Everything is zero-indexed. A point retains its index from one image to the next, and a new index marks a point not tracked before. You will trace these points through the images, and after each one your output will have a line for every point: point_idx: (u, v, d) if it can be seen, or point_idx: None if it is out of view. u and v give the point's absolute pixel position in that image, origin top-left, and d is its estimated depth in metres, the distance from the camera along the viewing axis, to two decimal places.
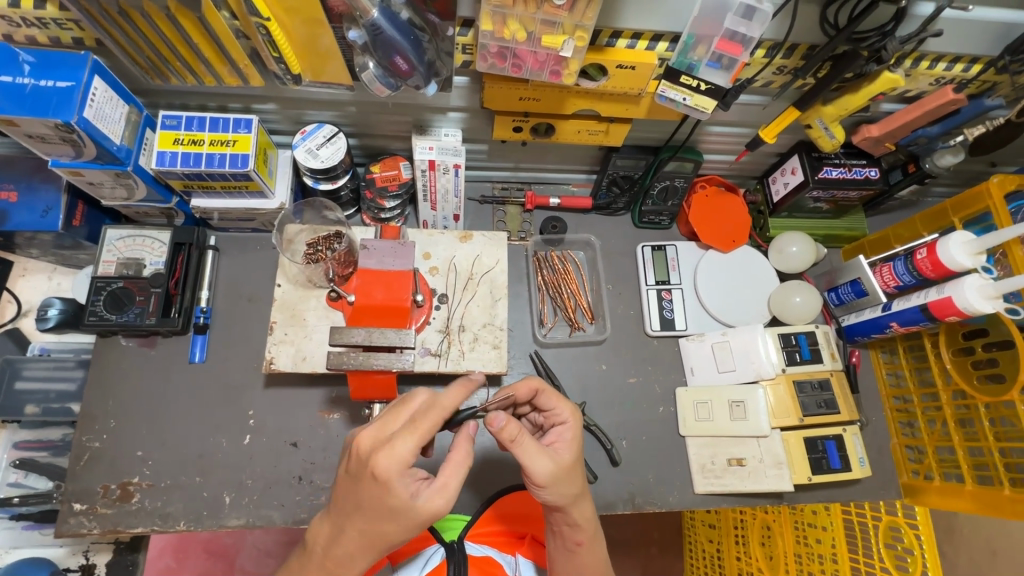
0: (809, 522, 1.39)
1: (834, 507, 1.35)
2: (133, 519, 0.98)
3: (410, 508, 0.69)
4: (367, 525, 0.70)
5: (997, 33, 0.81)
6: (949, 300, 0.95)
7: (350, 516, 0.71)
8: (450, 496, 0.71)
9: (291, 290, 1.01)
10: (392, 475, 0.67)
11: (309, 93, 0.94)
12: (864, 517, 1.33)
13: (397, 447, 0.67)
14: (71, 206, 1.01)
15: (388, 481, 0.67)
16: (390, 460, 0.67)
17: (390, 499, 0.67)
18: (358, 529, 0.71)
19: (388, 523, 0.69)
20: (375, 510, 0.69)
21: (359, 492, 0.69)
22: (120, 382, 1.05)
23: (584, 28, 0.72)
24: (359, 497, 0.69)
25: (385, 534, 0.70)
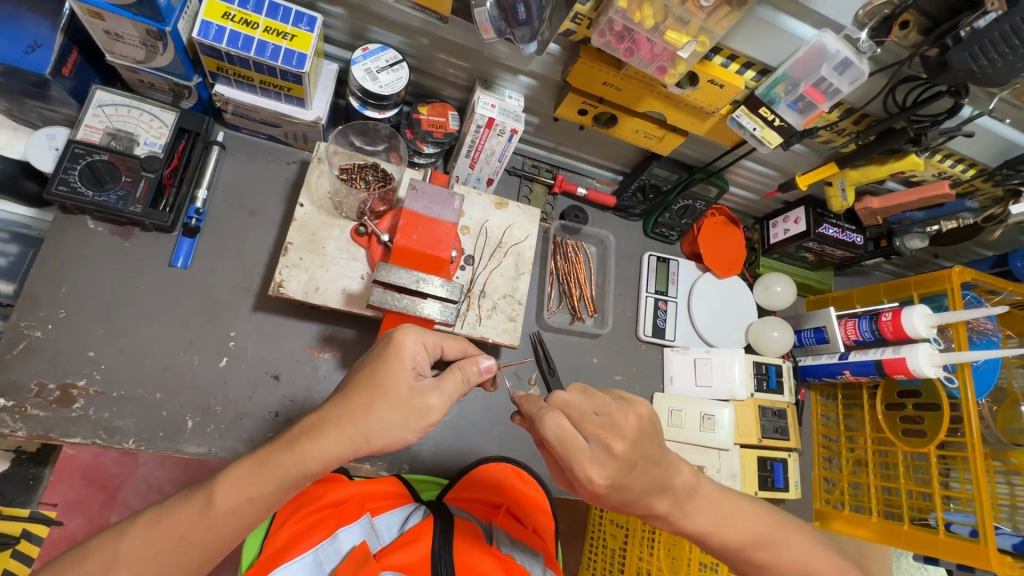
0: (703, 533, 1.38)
1: None
2: (71, 427, 0.85)
3: (408, 389, 0.65)
4: (352, 398, 0.65)
5: (1003, 148, 0.96)
6: (902, 360, 1.10)
7: (341, 388, 0.67)
8: (446, 395, 0.67)
9: (313, 213, 0.93)
10: (409, 345, 0.67)
11: (391, 9, 0.87)
12: None
13: (426, 334, 0.70)
14: (64, 51, 0.85)
15: (400, 351, 0.67)
16: (412, 334, 0.69)
17: (395, 366, 0.65)
18: (343, 395, 0.66)
19: (374, 391, 0.65)
20: (376, 384, 0.65)
21: (369, 361, 0.67)
22: (79, 270, 0.90)
23: (710, 35, 0.74)
24: (361, 365, 0.68)
25: (372, 414, 0.64)
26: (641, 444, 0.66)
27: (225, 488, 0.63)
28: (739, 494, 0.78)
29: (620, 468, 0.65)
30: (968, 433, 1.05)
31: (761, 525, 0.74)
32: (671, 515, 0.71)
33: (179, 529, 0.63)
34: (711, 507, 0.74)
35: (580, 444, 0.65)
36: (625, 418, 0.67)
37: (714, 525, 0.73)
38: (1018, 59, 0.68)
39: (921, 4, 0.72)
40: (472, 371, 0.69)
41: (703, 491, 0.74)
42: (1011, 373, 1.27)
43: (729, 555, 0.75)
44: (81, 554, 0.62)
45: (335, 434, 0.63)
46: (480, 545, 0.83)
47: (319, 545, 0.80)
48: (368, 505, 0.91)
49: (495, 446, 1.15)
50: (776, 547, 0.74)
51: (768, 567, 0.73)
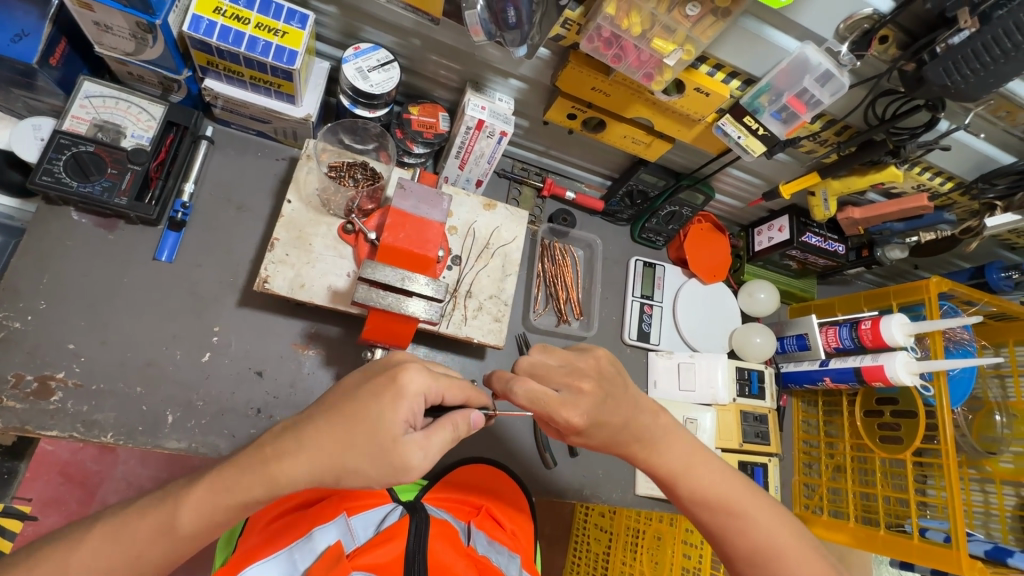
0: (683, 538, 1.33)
1: None
2: (48, 420, 0.84)
3: (392, 440, 0.59)
4: (335, 430, 0.60)
5: (978, 162, 0.99)
6: (880, 367, 1.12)
7: (326, 415, 0.61)
8: (428, 454, 0.61)
9: (301, 210, 0.93)
10: (408, 392, 0.61)
11: (384, 9, 0.88)
12: None
13: (431, 381, 0.64)
14: (52, 41, 0.84)
15: (399, 395, 0.61)
16: (415, 378, 0.63)
17: (387, 410, 0.60)
18: (328, 424, 0.61)
19: (360, 435, 0.59)
20: (360, 424, 0.60)
21: (362, 393, 0.62)
22: (62, 262, 0.90)
23: (695, 44, 0.76)
24: (352, 396, 0.62)
25: (347, 458, 0.59)
26: (603, 382, 0.71)
27: (190, 510, 0.59)
28: (716, 457, 0.77)
29: (593, 404, 0.69)
30: (942, 440, 1.07)
31: (732, 491, 0.73)
32: (645, 451, 0.74)
33: (137, 547, 0.58)
34: (683, 452, 0.75)
35: (552, 394, 0.68)
36: (586, 362, 0.72)
37: (683, 466, 0.74)
38: (990, 76, 0.70)
39: (899, 20, 0.74)
40: (462, 428, 0.65)
41: (675, 433, 0.77)
42: (987, 382, 1.30)
43: (696, 509, 0.74)
44: (31, 564, 0.56)
45: (307, 466, 0.59)
46: (454, 547, 0.83)
47: (293, 545, 0.79)
48: (346, 504, 0.89)
49: (478, 447, 1.15)
50: (744, 513, 0.71)
51: (733, 534, 0.71)
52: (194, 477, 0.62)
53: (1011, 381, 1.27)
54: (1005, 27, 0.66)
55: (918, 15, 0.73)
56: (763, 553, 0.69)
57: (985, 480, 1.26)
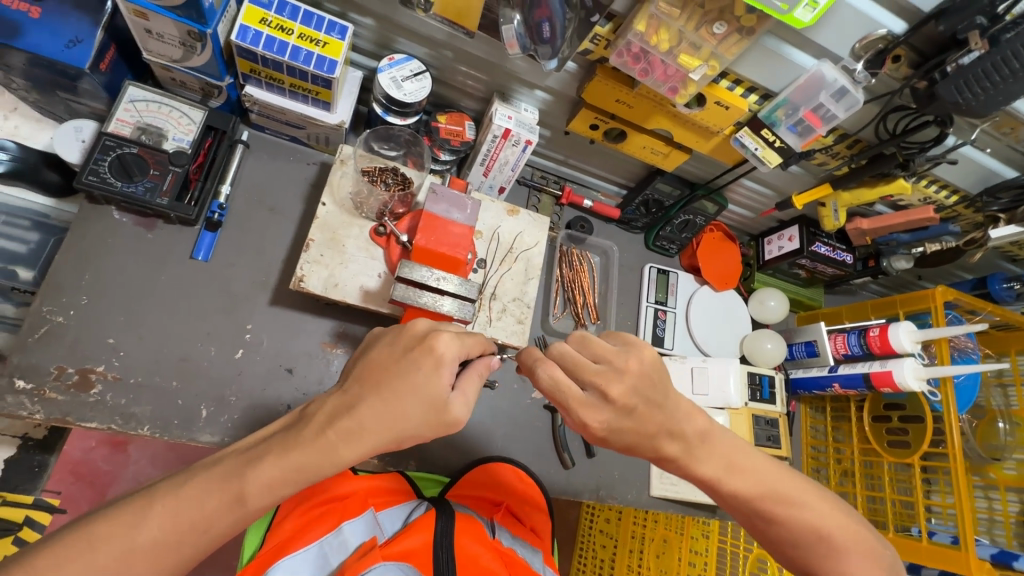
0: (688, 547, 1.29)
1: (714, 534, 1.25)
2: (87, 412, 0.86)
3: (441, 403, 0.62)
4: (388, 407, 0.61)
5: (984, 176, 1.04)
6: (889, 373, 1.15)
7: (367, 392, 0.62)
8: (469, 406, 0.66)
9: (335, 212, 0.96)
10: (447, 359, 0.63)
11: (420, 23, 0.92)
12: (737, 547, 1.26)
13: (461, 343, 0.66)
14: (103, 47, 0.88)
15: (440, 362, 0.63)
16: (448, 342, 0.65)
17: (428, 378, 0.62)
18: (381, 401, 0.61)
19: (415, 405, 0.61)
20: (405, 394, 0.61)
21: (399, 366, 0.63)
22: (103, 259, 0.93)
23: (720, 60, 0.80)
24: (395, 371, 0.63)
25: (400, 428, 0.61)
26: (643, 389, 0.69)
27: (259, 486, 0.56)
28: (755, 449, 0.75)
29: (616, 413, 0.69)
30: (949, 444, 1.10)
31: (776, 479, 0.71)
32: (681, 459, 0.71)
33: (206, 520, 0.55)
34: (723, 452, 0.72)
35: (575, 392, 0.70)
36: (625, 363, 0.70)
37: (725, 470, 0.71)
38: (998, 94, 0.75)
39: (912, 41, 0.78)
40: (485, 373, 0.70)
41: (716, 437, 0.73)
42: (991, 391, 1.33)
43: (740, 507, 0.73)
44: (92, 539, 0.52)
45: (372, 441, 0.60)
46: (481, 542, 0.84)
47: (323, 539, 0.79)
48: (372, 500, 0.91)
49: (497, 447, 1.17)
50: (791, 502, 0.70)
51: (782, 523, 0.70)
52: (252, 454, 0.59)
53: (1014, 390, 1.32)
54: (1013, 49, 0.71)
55: (929, 37, 0.78)
56: (813, 536, 0.69)
57: (990, 487, 1.29)
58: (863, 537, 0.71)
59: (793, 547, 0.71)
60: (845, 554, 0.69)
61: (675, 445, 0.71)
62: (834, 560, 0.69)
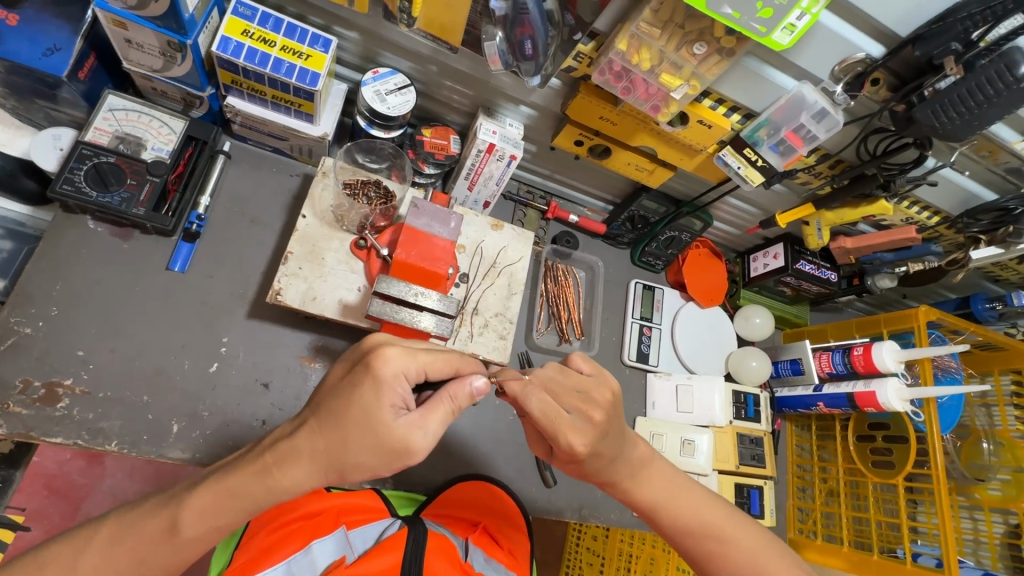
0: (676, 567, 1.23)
1: None
2: (53, 427, 0.83)
3: (384, 426, 0.59)
4: (326, 432, 0.59)
5: (963, 199, 1.05)
6: (872, 394, 1.15)
7: (315, 412, 0.61)
8: (429, 433, 0.61)
9: (315, 224, 0.95)
10: (386, 378, 0.59)
11: (405, 37, 0.92)
12: None
13: (408, 359, 0.61)
14: (82, 56, 0.87)
15: (378, 383, 0.59)
16: (393, 359, 0.60)
17: (366, 399, 0.59)
18: (321, 420, 0.60)
19: (352, 427, 0.58)
20: (340, 413, 0.59)
21: (342, 386, 0.60)
22: (76, 270, 0.91)
23: (701, 80, 0.80)
24: (336, 390, 0.61)
25: (349, 451, 0.58)
26: (613, 414, 0.70)
27: (192, 515, 0.58)
28: (693, 481, 0.79)
29: (598, 435, 0.68)
30: (933, 466, 1.09)
31: (715, 517, 0.75)
32: (623, 483, 0.74)
33: (143, 552, 0.59)
34: (664, 481, 0.76)
35: (563, 415, 0.68)
36: (603, 392, 0.69)
37: (665, 498, 0.75)
38: (973, 119, 0.75)
39: (890, 64, 0.79)
40: (461, 403, 0.65)
41: (656, 468, 0.77)
42: (974, 411, 1.33)
43: (678, 538, 0.75)
44: (41, 563, 0.57)
45: (311, 465, 0.59)
46: (453, 564, 0.82)
47: (291, 557, 0.78)
48: (344, 518, 0.89)
49: (478, 464, 1.15)
50: (725, 540, 0.73)
51: (717, 560, 0.73)
52: (196, 481, 0.61)
53: (998, 410, 1.32)
54: (989, 74, 0.71)
55: (908, 61, 0.78)
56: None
57: (975, 507, 1.28)
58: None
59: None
60: None
61: (621, 468, 0.73)
62: None
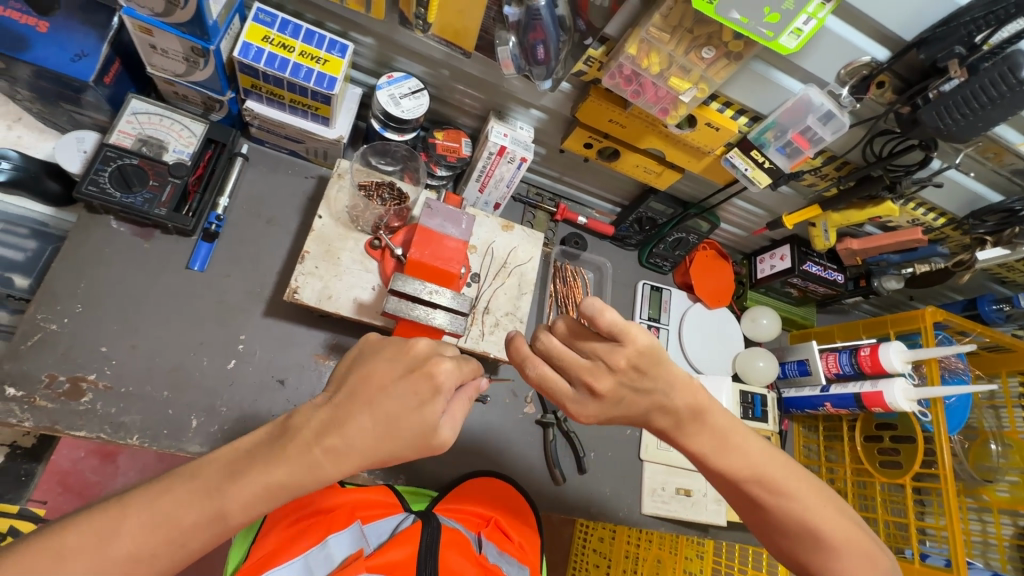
0: None
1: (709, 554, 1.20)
2: (77, 420, 0.86)
3: (432, 426, 0.62)
4: (377, 427, 0.60)
5: (969, 200, 1.07)
6: (880, 394, 1.16)
7: (362, 410, 0.60)
8: (456, 427, 0.67)
9: (330, 225, 0.98)
10: (446, 386, 0.63)
11: (419, 42, 0.94)
12: None
13: (461, 370, 0.65)
14: (108, 61, 0.90)
15: (437, 388, 0.62)
16: (448, 372, 0.63)
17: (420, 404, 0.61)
18: (371, 420, 0.60)
19: (406, 427, 0.61)
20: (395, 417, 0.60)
21: (397, 391, 0.61)
22: (99, 268, 0.94)
23: (709, 83, 0.82)
24: (390, 393, 0.61)
25: (391, 448, 0.61)
26: (632, 370, 0.66)
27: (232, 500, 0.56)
28: (752, 433, 0.75)
29: (603, 408, 0.70)
30: (941, 465, 1.10)
31: (771, 470, 0.73)
32: (670, 431, 0.73)
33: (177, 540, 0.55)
34: (715, 433, 0.73)
35: (564, 387, 0.71)
36: (615, 360, 0.66)
37: (713, 448, 0.73)
38: (977, 121, 0.76)
39: (895, 68, 0.81)
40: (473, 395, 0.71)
41: (709, 416, 0.72)
42: (982, 412, 1.33)
43: (729, 484, 0.75)
44: (62, 554, 0.51)
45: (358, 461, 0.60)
46: (468, 557, 0.84)
47: (308, 552, 0.79)
48: (359, 513, 0.90)
49: (488, 461, 1.17)
50: (779, 492, 0.72)
51: (768, 507, 0.73)
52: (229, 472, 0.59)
53: (1005, 411, 1.32)
54: (993, 76, 0.73)
55: (912, 65, 0.80)
56: (800, 526, 0.71)
57: (983, 509, 1.28)
58: (854, 537, 0.72)
59: (780, 532, 0.74)
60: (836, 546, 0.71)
61: (665, 419, 0.72)
62: (820, 549, 0.72)
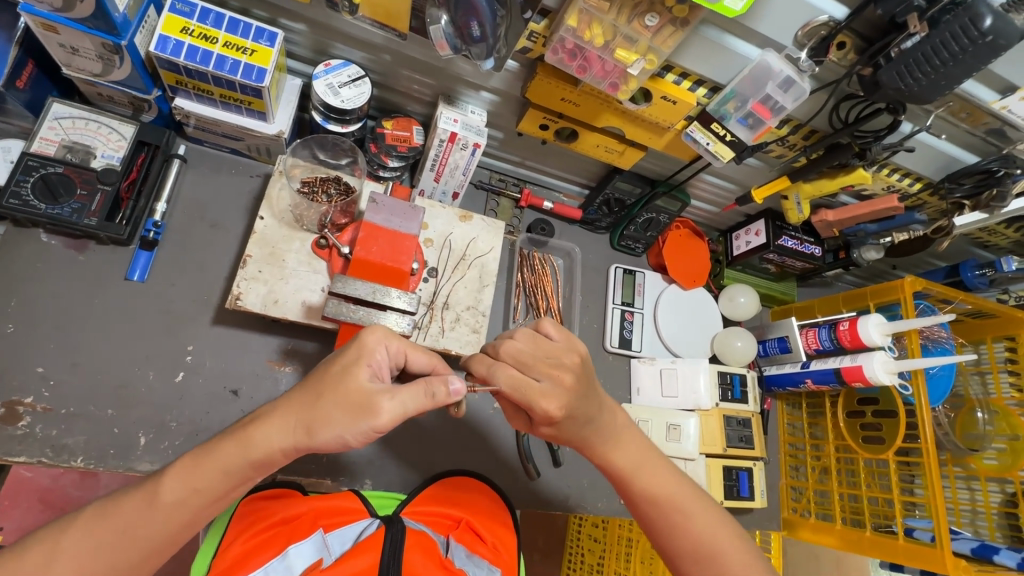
0: None
1: None
2: (16, 446, 0.82)
3: (356, 387, 0.61)
4: (307, 391, 0.63)
5: (944, 163, 1.01)
6: (859, 368, 1.12)
7: (302, 381, 0.65)
8: (399, 405, 0.62)
9: (273, 226, 0.93)
10: (369, 346, 0.64)
11: (352, 26, 0.88)
12: None
13: (390, 337, 0.67)
14: (18, 63, 0.84)
15: (360, 348, 0.64)
16: (376, 337, 0.66)
17: (347, 358, 0.63)
18: (302, 388, 0.64)
19: (326, 385, 0.62)
20: (318, 377, 0.64)
21: (330, 360, 0.66)
22: (30, 284, 0.89)
23: (657, 53, 0.77)
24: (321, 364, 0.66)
25: (321, 407, 0.61)
26: (583, 377, 0.71)
27: (172, 480, 0.60)
28: (668, 462, 0.78)
29: (570, 399, 0.68)
30: (924, 438, 1.06)
31: (683, 491, 0.74)
32: (601, 446, 0.74)
33: (122, 521, 0.59)
34: (637, 452, 0.76)
35: (532, 383, 0.67)
36: (570, 357, 0.70)
37: (634, 465, 0.75)
38: (942, 78, 0.71)
39: (855, 26, 0.75)
40: (438, 396, 0.64)
41: (628, 434, 0.77)
42: (967, 380, 1.31)
43: (643, 509, 0.74)
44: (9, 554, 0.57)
45: (283, 422, 0.61)
46: (431, 558, 0.80)
47: (267, 565, 0.75)
48: (322, 521, 0.84)
49: (460, 460, 1.14)
50: (687, 510, 0.73)
51: (676, 532, 0.72)
52: None
53: (991, 378, 1.29)
54: (954, 29, 0.67)
55: (872, 21, 0.75)
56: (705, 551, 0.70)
57: (971, 478, 1.26)
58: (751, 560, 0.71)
59: (689, 564, 0.72)
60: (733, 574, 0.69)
61: (598, 433, 0.73)
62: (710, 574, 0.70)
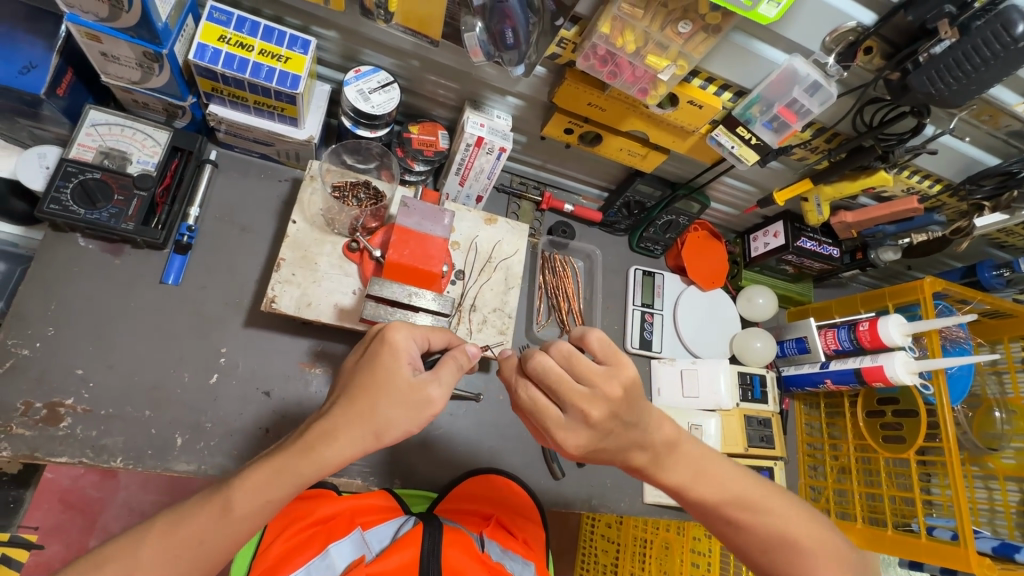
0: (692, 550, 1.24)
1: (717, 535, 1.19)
2: (57, 446, 0.84)
3: (407, 386, 0.62)
4: (356, 400, 0.62)
5: (965, 165, 1.02)
6: (880, 367, 1.13)
7: (343, 393, 0.63)
8: (447, 387, 0.65)
9: (305, 230, 0.94)
10: (401, 345, 0.64)
11: (384, 33, 0.90)
12: None
13: (412, 328, 0.68)
14: (59, 72, 0.86)
15: (394, 350, 0.63)
16: (400, 334, 0.65)
17: (387, 361, 0.63)
18: (348, 397, 0.62)
19: (378, 390, 0.62)
20: (364, 387, 0.62)
21: (365, 368, 0.64)
22: (69, 288, 0.91)
23: (688, 59, 0.78)
24: (358, 371, 0.64)
25: (380, 413, 0.61)
26: (626, 407, 0.64)
27: (245, 493, 0.58)
28: (724, 458, 0.75)
29: (594, 436, 0.65)
30: (945, 436, 1.07)
31: (745, 488, 0.72)
32: (649, 468, 0.70)
33: (200, 532, 0.57)
34: (689, 462, 0.72)
35: (555, 413, 0.66)
36: (610, 386, 0.63)
37: (691, 478, 0.71)
38: (970, 83, 0.73)
39: (882, 32, 0.77)
40: (465, 363, 0.69)
41: (685, 446, 0.72)
42: (985, 379, 1.31)
43: (709, 514, 0.73)
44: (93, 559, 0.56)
45: (349, 433, 0.60)
46: (469, 553, 0.82)
47: (311, 562, 0.76)
48: (358, 520, 0.87)
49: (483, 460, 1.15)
50: (757, 509, 0.71)
51: (746, 529, 0.71)
52: None
53: (1009, 377, 1.28)
54: (985, 36, 0.69)
55: (900, 27, 0.76)
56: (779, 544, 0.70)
57: (989, 477, 1.26)
58: (826, 542, 0.71)
59: (761, 557, 0.72)
60: (810, 562, 0.69)
61: (643, 454, 0.69)
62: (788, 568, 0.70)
